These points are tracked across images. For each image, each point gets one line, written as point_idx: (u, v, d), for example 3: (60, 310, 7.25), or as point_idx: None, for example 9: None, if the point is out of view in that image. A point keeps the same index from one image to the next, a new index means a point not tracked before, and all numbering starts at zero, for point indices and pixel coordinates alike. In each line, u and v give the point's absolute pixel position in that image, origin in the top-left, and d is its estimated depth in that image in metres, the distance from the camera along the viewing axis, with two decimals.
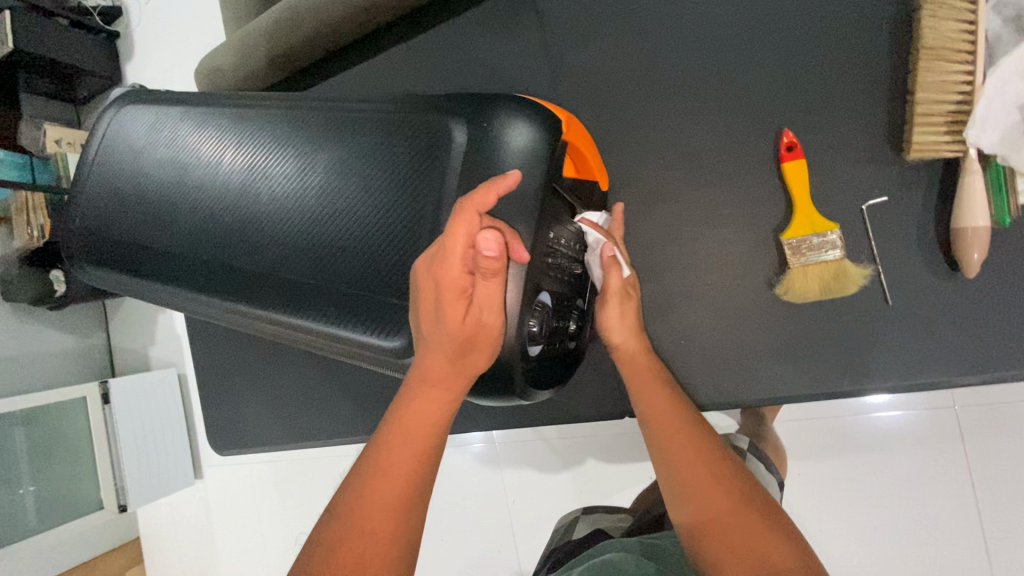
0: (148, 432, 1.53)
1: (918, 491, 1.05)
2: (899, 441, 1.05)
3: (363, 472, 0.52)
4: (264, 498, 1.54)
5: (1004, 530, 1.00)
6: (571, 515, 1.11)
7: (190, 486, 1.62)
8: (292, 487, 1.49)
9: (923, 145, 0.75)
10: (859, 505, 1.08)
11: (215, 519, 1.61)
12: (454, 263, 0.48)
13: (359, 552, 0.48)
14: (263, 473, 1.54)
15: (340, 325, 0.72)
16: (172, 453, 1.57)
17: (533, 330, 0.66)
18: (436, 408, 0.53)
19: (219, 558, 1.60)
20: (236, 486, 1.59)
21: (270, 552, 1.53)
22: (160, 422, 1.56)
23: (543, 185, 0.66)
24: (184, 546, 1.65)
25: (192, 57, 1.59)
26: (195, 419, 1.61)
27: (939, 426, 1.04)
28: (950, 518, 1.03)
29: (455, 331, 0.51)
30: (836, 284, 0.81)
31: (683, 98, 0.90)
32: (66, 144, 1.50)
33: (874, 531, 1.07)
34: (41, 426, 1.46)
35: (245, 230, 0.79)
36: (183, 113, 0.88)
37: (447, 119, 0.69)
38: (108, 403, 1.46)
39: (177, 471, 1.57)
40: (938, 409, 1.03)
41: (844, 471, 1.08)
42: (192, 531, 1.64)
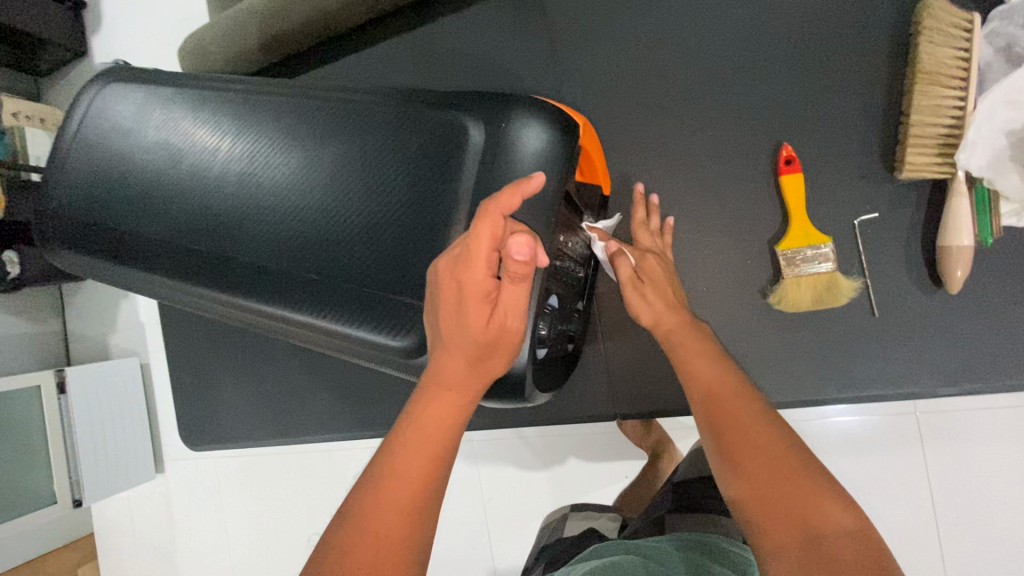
0: (106, 424, 1.46)
1: (875, 503, 0.99)
2: (862, 449, 0.99)
3: (374, 476, 0.51)
4: (226, 494, 1.48)
5: (979, 553, 0.93)
6: (557, 514, 1.14)
7: (151, 480, 1.55)
8: (257, 484, 1.43)
9: (915, 166, 0.79)
10: None
11: (175, 516, 1.54)
12: (480, 266, 0.49)
13: (371, 558, 0.47)
14: (227, 468, 1.47)
15: (341, 322, 0.70)
16: (132, 445, 1.50)
17: (542, 335, 0.67)
18: (451, 412, 0.53)
19: (178, 556, 1.54)
20: (198, 482, 1.52)
21: (233, 550, 1.47)
22: (120, 413, 1.49)
23: (558, 189, 0.66)
24: (141, 542, 1.58)
25: (165, 31, 1.50)
26: (156, 414, 1.54)
27: (907, 437, 0.97)
28: (921, 537, 0.96)
29: (477, 335, 0.51)
30: (828, 297, 0.84)
31: (687, 105, 0.92)
32: (25, 118, 1.37)
33: None
34: None
35: (243, 221, 0.75)
36: (174, 96, 0.84)
37: (462, 117, 0.68)
38: (65, 393, 1.38)
39: (138, 465, 1.51)
40: (900, 414, 0.97)
41: None
42: (149, 527, 1.57)
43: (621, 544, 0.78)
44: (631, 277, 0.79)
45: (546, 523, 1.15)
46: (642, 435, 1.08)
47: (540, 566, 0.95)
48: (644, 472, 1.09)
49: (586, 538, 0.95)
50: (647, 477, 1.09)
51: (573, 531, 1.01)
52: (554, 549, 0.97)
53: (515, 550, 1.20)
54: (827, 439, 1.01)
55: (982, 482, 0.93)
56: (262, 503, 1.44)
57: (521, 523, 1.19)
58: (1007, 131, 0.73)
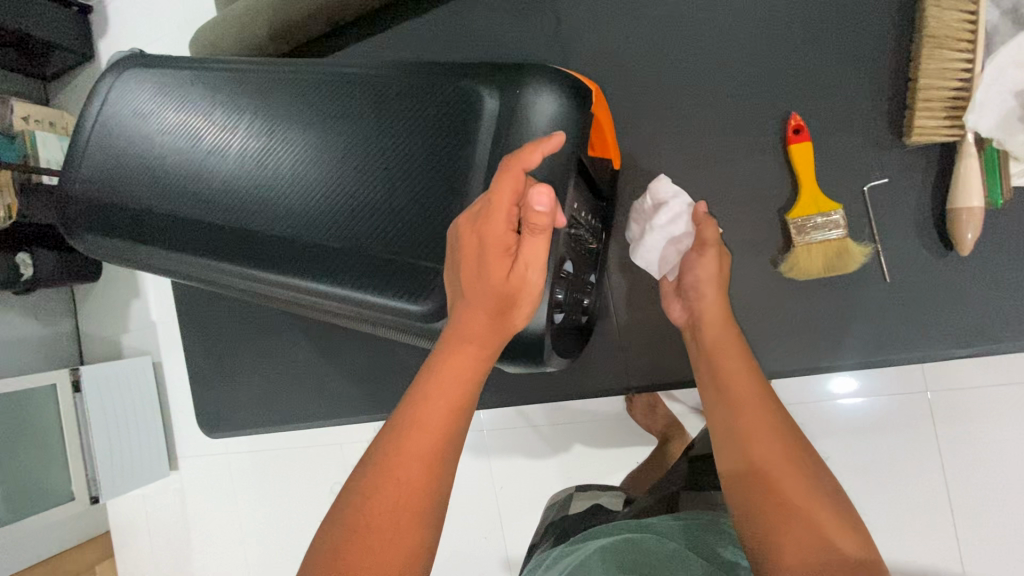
0: (122, 419, 1.48)
1: (889, 474, 0.99)
2: (867, 424, 1.00)
3: (396, 425, 0.53)
4: (242, 484, 1.50)
5: (994, 520, 0.94)
6: (563, 493, 1.12)
7: (165, 478, 1.57)
8: (274, 474, 1.45)
9: (924, 130, 0.79)
10: (855, 482, 1.01)
11: (190, 510, 1.56)
12: (500, 219, 0.51)
13: (394, 501, 0.49)
14: (241, 462, 1.50)
15: (359, 291, 0.71)
16: (145, 442, 1.52)
17: (558, 298, 0.68)
18: (471, 364, 0.54)
19: (194, 550, 1.56)
20: (214, 476, 1.54)
21: (247, 544, 1.49)
22: (134, 410, 1.52)
23: (572, 154, 0.67)
24: (158, 537, 1.60)
25: (171, 26, 1.51)
26: (170, 411, 1.56)
27: (918, 409, 0.98)
28: (938, 506, 0.97)
29: (497, 288, 0.53)
30: (839, 262, 0.84)
31: (694, 80, 0.93)
32: (35, 122, 1.40)
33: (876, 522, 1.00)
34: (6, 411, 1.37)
35: (263, 196, 0.77)
36: (192, 79, 0.86)
37: (476, 86, 0.69)
38: (79, 391, 1.41)
39: (151, 463, 1.53)
40: (906, 393, 0.98)
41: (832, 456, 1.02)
42: (165, 522, 1.59)
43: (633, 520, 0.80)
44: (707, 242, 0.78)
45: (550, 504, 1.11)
46: (652, 418, 1.09)
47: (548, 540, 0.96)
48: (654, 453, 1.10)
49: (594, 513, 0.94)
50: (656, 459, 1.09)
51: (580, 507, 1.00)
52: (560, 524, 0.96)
53: (531, 529, 1.21)
54: (835, 414, 1.02)
55: (995, 449, 0.94)
56: (280, 492, 1.45)
57: (536, 501, 1.21)
58: (1015, 92, 0.74)
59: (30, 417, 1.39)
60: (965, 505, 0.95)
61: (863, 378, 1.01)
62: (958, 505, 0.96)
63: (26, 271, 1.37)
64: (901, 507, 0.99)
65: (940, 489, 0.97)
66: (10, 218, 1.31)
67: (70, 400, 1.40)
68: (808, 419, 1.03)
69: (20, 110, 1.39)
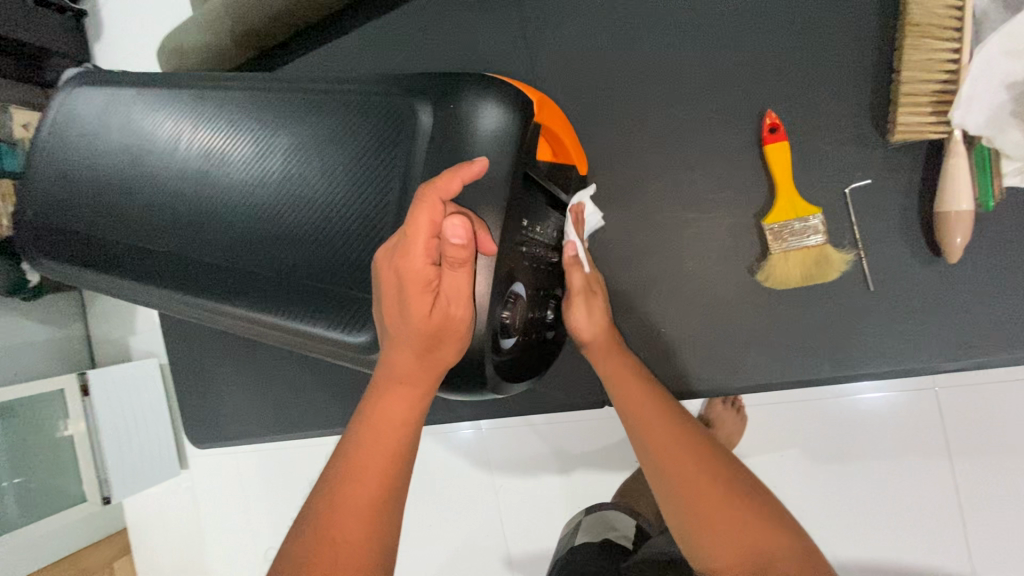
0: (129, 424, 1.39)
1: (896, 486, 0.93)
2: (876, 426, 0.94)
3: (331, 479, 0.49)
4: (254, 488, 1.44)
5: (997, 533, 0.89)
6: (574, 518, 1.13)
7: (176, 476, 1.49)
8: (280, 478, 1.41)
9: (908, 127, 0.73)
10: (857, 495, 0.95)
11: (202, 507, 1.49)
12: (418, 253, 0.47)
13: (331, 564, 0.46)
14: (248, 465, 1.45)
15: (302, 319, 0.68)
16: (154, 445, 1.43)
17: (505, 321, 0.64)
18: (406, 407, 0.52)
19: (207, 558, 1.49)
20: (217, 482, 1.48)
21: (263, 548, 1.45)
22: (142, 416, 1.42)
23: (514, 169, 0.63)
24: (168, 545, 1.51)
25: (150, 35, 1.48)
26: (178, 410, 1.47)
27: (920, 413, 0.92)
28: (941, 520, 0.91)
29: (421, 327, 0.49)
30: (818, 271, 0.79)
31: (665, 77, 0.87)
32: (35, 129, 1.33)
33: (882, 537, 0.94)
34: (19, 418, 1.32)
35: (203, 220, 0.75)
36: (136, 97, 0.83)
37: (410, 101, 0.65)
38: (89, 395, 1.33)
39: (163, 462, 1.45)
40: (916, 390, 0.91)
41: (836, 469, 0.96)
42: (177, 531, 1.51)
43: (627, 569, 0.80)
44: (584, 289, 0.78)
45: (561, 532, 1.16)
46: None
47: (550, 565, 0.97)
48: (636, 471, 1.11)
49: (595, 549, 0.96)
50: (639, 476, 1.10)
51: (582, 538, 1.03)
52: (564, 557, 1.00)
53: (518, 539, 1.20)
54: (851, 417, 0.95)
55: (999, 458, 0.89)
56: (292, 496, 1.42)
57: (523, 510, 1.20)
58: (1007, 84, 0.68)
59: (38, 418, 1.34)
60: (968, 517, 0.90)
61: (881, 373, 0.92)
62: (961, 518, 0.90)
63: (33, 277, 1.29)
64: (910, 516, 0.92)
65: (942, 502, 0.91)
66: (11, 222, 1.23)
67: (80, 406, 1.33)
68: (826, 418, 0.96)
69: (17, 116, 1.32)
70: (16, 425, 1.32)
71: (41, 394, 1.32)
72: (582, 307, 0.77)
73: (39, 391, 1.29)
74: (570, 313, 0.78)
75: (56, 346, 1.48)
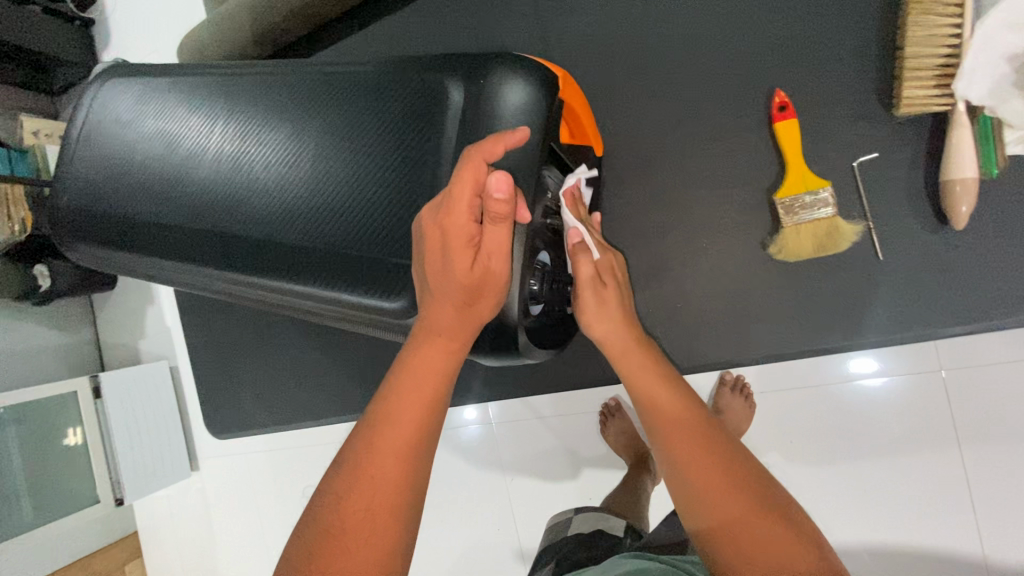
0: (141, 425, 1.40)
1: (909, 459, 0.94)
2: (883, 410, 0.95)
3: (369, 423, 0.54)
4: (262, 487, 1.44)
5: (1011, 500, 0.90)
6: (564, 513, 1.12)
7: (186, 479, 1.50)
8: (289, 474, 1.40)
9: (913, 100, 0.77)
10: (871, 469, 0.96)
11: (213, 507, 1.49)
12: (462, 211, 0.50)
13: (369, 498, 0.50)
14: (259, 463, 1.43)
15: (337, 289, 0.72)
16: (167, 444, 1.45)
17: (534, 289, 0.67)
18: (442, 358, 0.56)
19: (219, 558, 1.49)
20: (228, 482, 1.48)
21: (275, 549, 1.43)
22: (153, 416, 1.43)
23: (542, 141, 0.66)
24: (183, 544, 1.52)
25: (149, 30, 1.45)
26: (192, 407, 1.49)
27: (929, 390, 0.92)
28: (955, 491, 0.92)
29: (462, 280, 0.53)
30: (829, 241, 0.82)
31: (676, 61, 0.90)
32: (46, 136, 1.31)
33: (895, 509, 0.95)
34: (30, 423, 1.31)
35: (239, 199, 0.78)
36: (169, 86, 0.86)
37: (442, 78, 0.69)
38: (101, 397, 1.33)
39: (172, 463, 1.46)
40: (922, 372, 0.92)
41: (848, 445, 0.97)
42: (191, 530, 1.51)
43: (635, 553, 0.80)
44: (591, 277, 0.72)
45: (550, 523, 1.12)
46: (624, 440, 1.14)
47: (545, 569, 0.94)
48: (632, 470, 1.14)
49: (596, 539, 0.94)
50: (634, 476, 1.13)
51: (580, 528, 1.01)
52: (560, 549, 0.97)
53: (536, 520, 1.22)
54: (854, 399, 0.95)
55: (1011, 427, 0.90)
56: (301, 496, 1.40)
57: (541, 491, 1.22)
58: (1007, 58, 0.71)
59: (48, 423, 1.33)
60: (982, 487, 0.91)
61: (883, 359, 0.93)
62: (975, 488, 0.92)
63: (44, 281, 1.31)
64: (918, 493, 0.94)
65: (955, 473, 0.92)
66: (26, 230, 1.23)
67: (92, 407, 1.33)
68: (828, 404, 0.97)
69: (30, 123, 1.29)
70: (27, 430, 1.31)
71: (53, 397, 1.32)
72: (593, 304, 0.72)
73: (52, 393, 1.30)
74: (583, 313, 0.73)
75: (66, 349, 1.49)
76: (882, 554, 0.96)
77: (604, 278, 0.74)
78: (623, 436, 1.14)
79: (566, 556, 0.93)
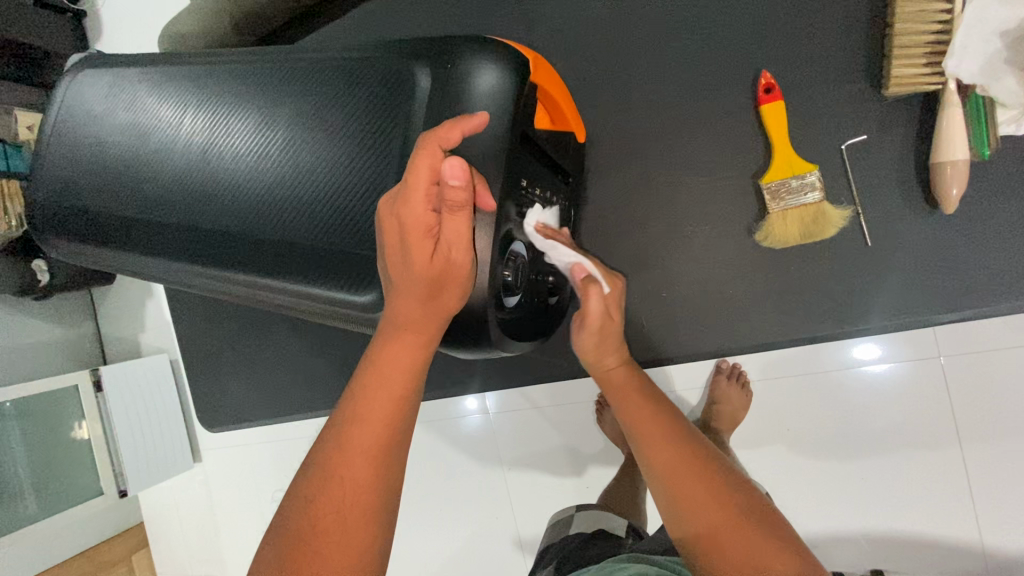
0: (141, 416, 1.40)
1: (908, 446, 0.93)
2: (882, 397, 0.93)
3: (338, 422, 0.53)
4: (265, 478, 1.44)
5: (1010, 489, 0.89)
6: (564, 512, 1.11)
7: (188, 470, 1.50)
8: (290, 464, 1.40)
9: (902, 79, 0.75)
10: (866, 457, 0.95)
11: (218, 498, 1.49)
12: (419, 200, 0.50)
13: (340, 499, 0.50)
14: (259, 453, 1.43)
15: (309, 283, 0.71)
16: (168, 436, 1.44)
17: (507, 280, 0.66)
18: (410, 353, 0.55)
19: (224, 548, 1.49)
20: (233, 472, 1.47)
21: None
22: (153, 408, 1.43)
23: (513, 127, 0.63)
24: (188, 535, 1.53)
25: (141, 21, 1.43)
26: (190, 399, 1.48)
27: (924, 377, 0.91)
28: (952, 479, 0.91)
29: (424, 272, 0.53)
30: (817, 228, 0.80)
31: (661, 42, 0.88)
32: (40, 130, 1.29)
33: (890, 497, 0.94)
34: (35, 416, 1.31)
35: (211, 191, 0.76)
36: (140, 76, 0.85)
37: (409, 64, 0.67)
38: (102, 391, 1.33)
39: (175, 454, 1.46)
40: (923, 359, 0.90)
41: (844, 433, 0.95)
42: (195, 521, 1.52)
43: (634, 556, 0.80)
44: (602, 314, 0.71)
45: (551, 523, 1.11)
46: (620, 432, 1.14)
47: (548, 568, 0.94)
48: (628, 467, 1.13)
49: (595, 541, 0.94)
50: (630, 474, 1.12)
51: (579, 529, 1.00)
52: (560, 549, 0.96)
53: (529, 509, 1.23)
54: (852, 386, 0.94)
55: (1011, 413, 0.88)
56: None
57: (533, 482, 1.22)
58: (998, 34, 0.69)
59: (52, 417, 1.33)
60: (978, 474, 0.90)
61: (887, 342, 0.92)
62: (972, 476, 0.90)
63: (44, 277, 1.26)
64: (912, 483, 0.93)
65: (952, 461, 0.91)
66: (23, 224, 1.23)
67: (93, 402, 1.33)
68: (820, 390, 0.95)
69: (23, 119, 1.28)
70: (34, 423, 1.32)
71: (55, 392, 1.31)
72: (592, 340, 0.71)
73: (52, 388, 1.29)
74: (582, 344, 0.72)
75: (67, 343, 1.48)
76: (880, 540, 0.95)
77: (610, 309, 0.74)
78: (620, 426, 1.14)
79: (566, 559, 0.92)
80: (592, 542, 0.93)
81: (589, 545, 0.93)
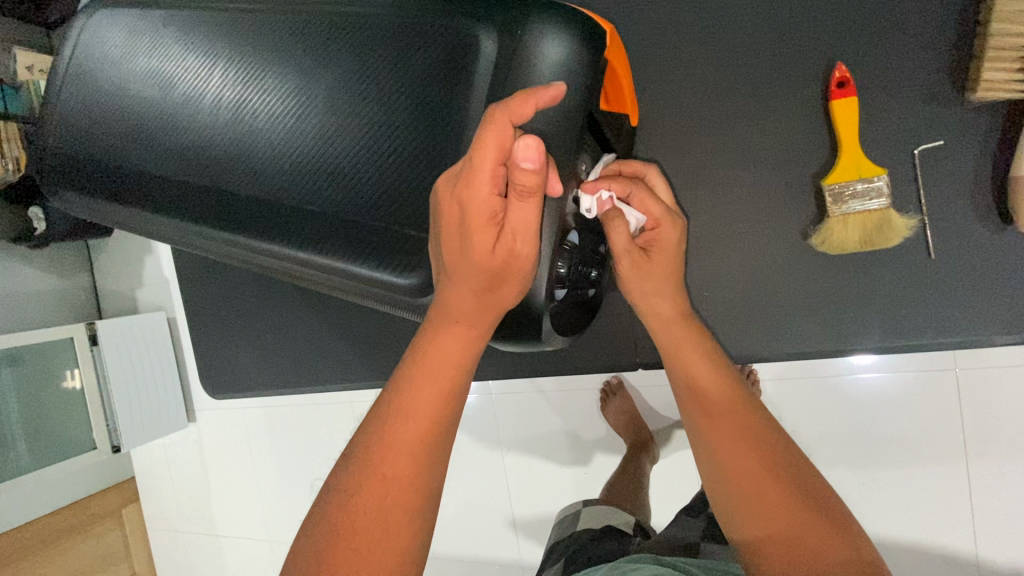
0: (136, 373, 1.35)
1: (946, 464, 0.89)
2: (892, 406, 0.90)
3: (382, 415, 0.49)
4: (261, 445, 1.41)
5: None
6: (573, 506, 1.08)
7: (183, 429, 1.46)
8: (289, 433, 1.37)
9: (993, 84, 0.70)
10: (897, 471, 0.92)
11: (211, 460, 1.47)
12: (484, 183, 0.45)
13: (381, 497, 0.47)
14: (258, 419, 1.40)
15: (344, 259, 0.66)
16: (162, 394, 1.40)
17: (561, 273, 0.63)
18: (461, 347, 0.51)
19: (217, 510, 1.47)
20: (229, 436, 1.44)
21: (274, 508, 1.41)
22: (148, 365, 1.38)
23: (582, 107, 0.58)
24: (180, 494, 1.50)
25: None
26: (189, 359, 1.44)
27: (930, 392, 0.88)
28: (986, 501, 0.88)
29: (484, 262, 0.49)
30: (879, 236, 0.76)
31: (730, 24, 0.81)
32: (40, 72, 1.20)
33: (917, 513, 0.91)
34: (28, 366, 1.27)
35: (241, 154, 0.71)
36: (163, 19, 0.78)
37: (472, 27, 0.61)
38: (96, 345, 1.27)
39: (171, 413, 1.42)
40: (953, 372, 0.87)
41: (873, 444, 0.92)
42: (188, 481, 1.49)
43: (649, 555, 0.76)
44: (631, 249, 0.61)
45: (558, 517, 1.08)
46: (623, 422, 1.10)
47: (557, 565, 0.90)
48: (632, 455, 1.08)
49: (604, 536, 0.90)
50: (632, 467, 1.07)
51: (586, 524, 0.95)
52: (569, 543, 0.93)
53: (535, 497, 1.20)
54: (854, 395, 0.92)
55: None
56: (301, 456, 1.37)
57: (542, 470, 1.19)
58: None
59: (46, 368, 1.29)
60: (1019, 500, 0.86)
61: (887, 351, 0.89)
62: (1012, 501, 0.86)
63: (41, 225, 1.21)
64: (935, 499, 0.90)
65: (991, 484, 0.87)
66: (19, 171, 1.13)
67: (87, 356, 1.27)
68: (824, 395, 0.93)
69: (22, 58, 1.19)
70: (26, 374, 1.27)
71: (48, 343, 1.26)
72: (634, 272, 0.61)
73: (46, 339, 1.23)
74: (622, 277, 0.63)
75: (62, 293, 1.43)
76: (888, 549, 0.93)
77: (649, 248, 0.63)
78: (622, 417, 1.10)
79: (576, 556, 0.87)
80: (603, 539, 0.89)
81: (600, 542, 0.89)
